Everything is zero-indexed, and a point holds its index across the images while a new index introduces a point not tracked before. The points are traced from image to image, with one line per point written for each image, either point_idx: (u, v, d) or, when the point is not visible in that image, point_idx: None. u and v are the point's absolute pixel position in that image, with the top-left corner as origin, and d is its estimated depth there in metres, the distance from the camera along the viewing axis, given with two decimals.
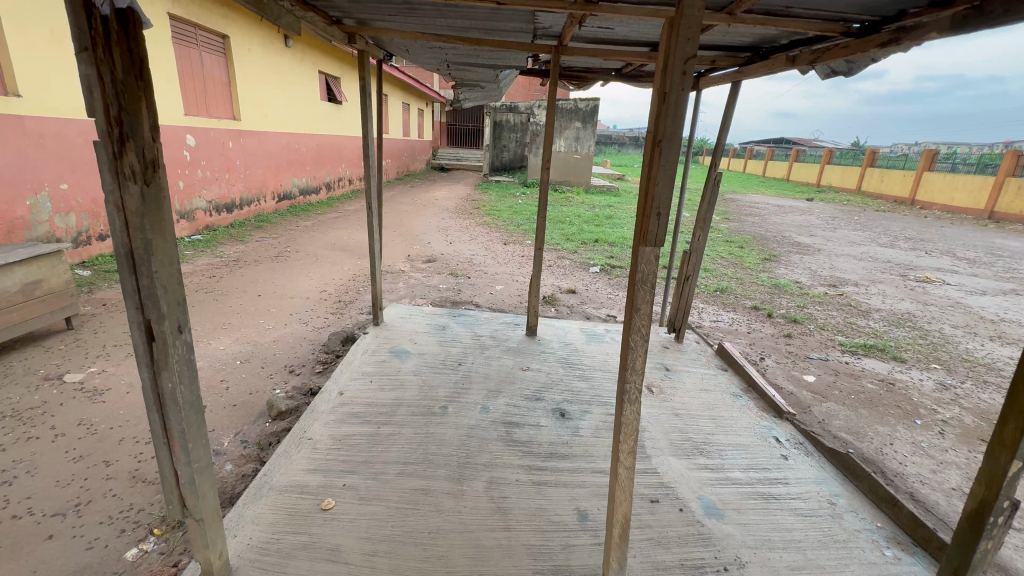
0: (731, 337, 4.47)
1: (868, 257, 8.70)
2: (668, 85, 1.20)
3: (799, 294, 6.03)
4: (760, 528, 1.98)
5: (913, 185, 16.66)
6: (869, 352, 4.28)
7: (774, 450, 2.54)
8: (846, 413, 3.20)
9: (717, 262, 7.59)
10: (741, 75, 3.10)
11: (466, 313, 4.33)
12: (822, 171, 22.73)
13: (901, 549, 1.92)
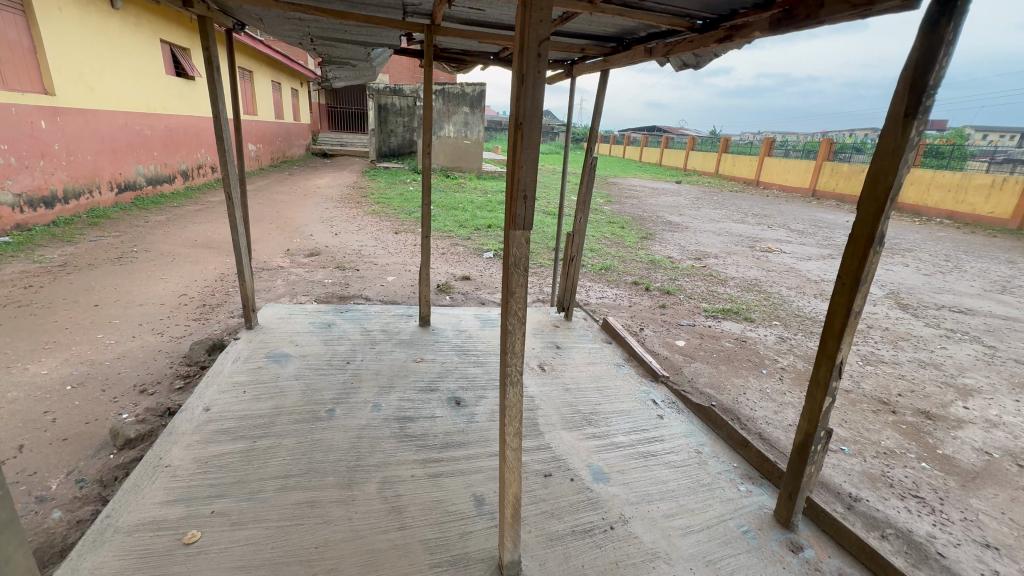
0: (615, 311, 4.82)
1: (725, 232, 9.93)
2: (525, 67, 1.20)
3: (671, 268, 6.69)
4: (640, 484, 2.16)
5: (758, 169, 19.33)
6: (726, 315, 4.90)
7: (651, 411, 2.80)
8: (710, 371, 3.63)
9: (602, 242, 8.10)
10: (607, 64, 3.28)
11: (354, 308, 4.09)
12: (688, 156, 25.34)
13: (752, 483, 2.22)
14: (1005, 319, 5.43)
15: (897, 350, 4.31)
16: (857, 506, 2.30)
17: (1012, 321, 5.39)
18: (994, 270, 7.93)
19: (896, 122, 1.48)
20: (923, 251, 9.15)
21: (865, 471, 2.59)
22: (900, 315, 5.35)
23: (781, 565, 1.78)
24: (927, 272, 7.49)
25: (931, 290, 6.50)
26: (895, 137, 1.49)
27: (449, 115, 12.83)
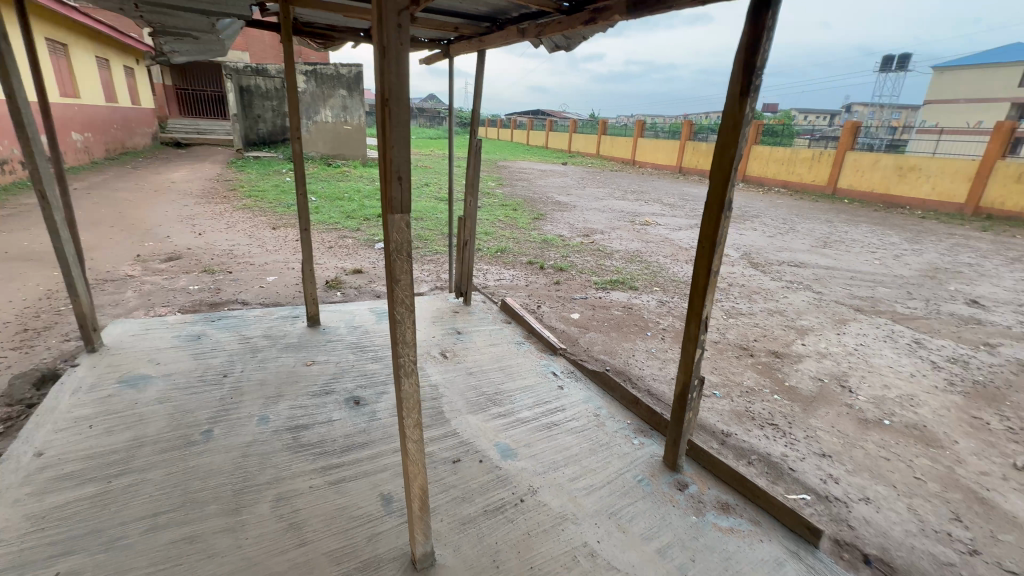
0: (512, 292, 4.92)
1: (609, 209, 10.63)
2: (385, 39, 1.12)
3: (562, 246, 6.99)
4: (547, 454, 2.25)
5: (633, 149, 20.92)
6: (614, 285, 5.28)
7: (552, 383, 2.92)
8: (603, 339, 3.88)
9: (496, 225, 8.19)
10: (483, 44, 3.26)
11: (227, 315, 3.65)
12: (572, 139, 26.56)
13: (644, 436, 2.43)
14: (827, 269, 6.58)
15: (752, 303, 5.00)
16: (729, 441, 2.65)
17: (832, 270, 6.55)
18: (818, 229, 9.54)
19: (734, 100, 1.66)
20: (767, 217, 10.68)
21: (733, 409, 2.98)
22: (753, 272, 6.21)
23: (671, 503, 1.98)
24: (770, 234, 8.77)
25: (774, 249, 7.63)
26: (734, 113, 1.67)
27: (324, 98, 11.92)
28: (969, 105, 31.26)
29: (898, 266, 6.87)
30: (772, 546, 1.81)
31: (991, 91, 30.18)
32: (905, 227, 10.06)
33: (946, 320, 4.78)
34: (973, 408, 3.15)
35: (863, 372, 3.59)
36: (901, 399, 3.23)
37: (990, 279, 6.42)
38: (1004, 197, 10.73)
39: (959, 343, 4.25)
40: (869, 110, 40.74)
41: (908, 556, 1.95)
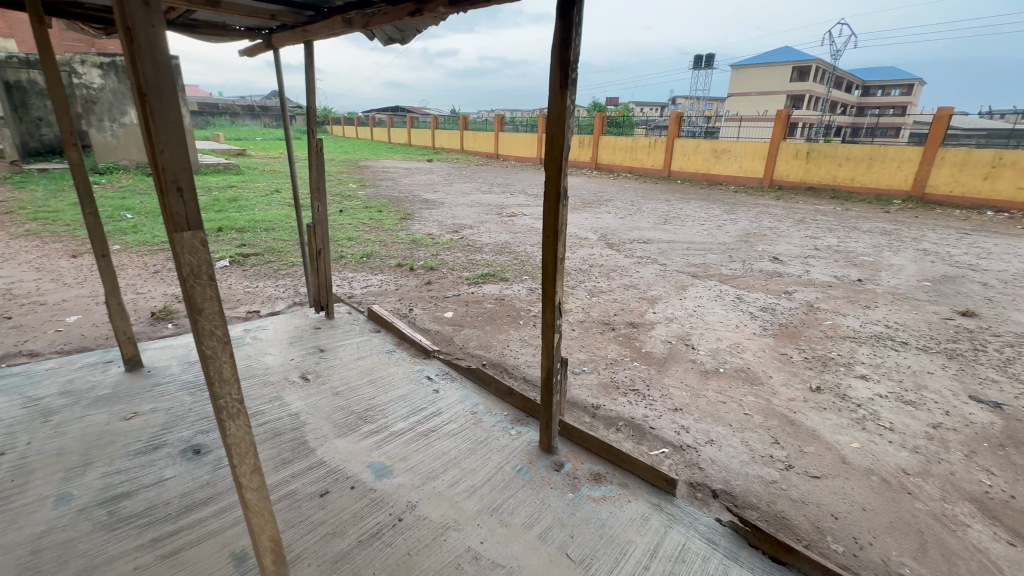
0: (381, 298, 4.68)
1: (477, 203, 10.73)
2: (130, 20, 0.92)
3: (432, 244, 6.87)
4: (424, 464, 2.16)
5: (495, 143, 21.44)
6: (486, 279, 5.33)
7: (427, 388, 2.83)
8: (478, 334, 3.89)
9: (360, 229, 7.73)
10: (308, 34, 2.99)
11: (3, 373, 2.85)
12: (435, 135, 26.29)
13: (521, 425, 2.48)
14: (669, 242, 7.46)
15: (610, 280, 5.44)
16: (598, 413, 2.84)
17: (673, 243, 7.44)
18: (659, 207, 10.78)
19: (556, 92, 1.72)
20: (618, 200, 11.77)
21: (600, 382, 3.20)
22: (610, 252, 6.77)
23: (549, 486, 2.04)
24: (622, 216, 9.67)
25: (626, 229, 8.43)
26: (558, 105, 1.73)
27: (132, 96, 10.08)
28: (759, 97, 38.05)
29: (721, 234, 8.07)
30: (639, 504, 1.97)
31: (772, 85, 37.12)
32: (724, 201, 11.88)
33: (758, 276, 5.75)
34: (781, 346, 3.82)
35: (701, 330, 4.13)
36: (731, 348, 3.78)
37: (785, 239, 7.88)
38: (789, 170, 13.26)
39: (768, 293, 5.13)
40: (689, 102, 47.30)
41: (744, 483, 2.28)
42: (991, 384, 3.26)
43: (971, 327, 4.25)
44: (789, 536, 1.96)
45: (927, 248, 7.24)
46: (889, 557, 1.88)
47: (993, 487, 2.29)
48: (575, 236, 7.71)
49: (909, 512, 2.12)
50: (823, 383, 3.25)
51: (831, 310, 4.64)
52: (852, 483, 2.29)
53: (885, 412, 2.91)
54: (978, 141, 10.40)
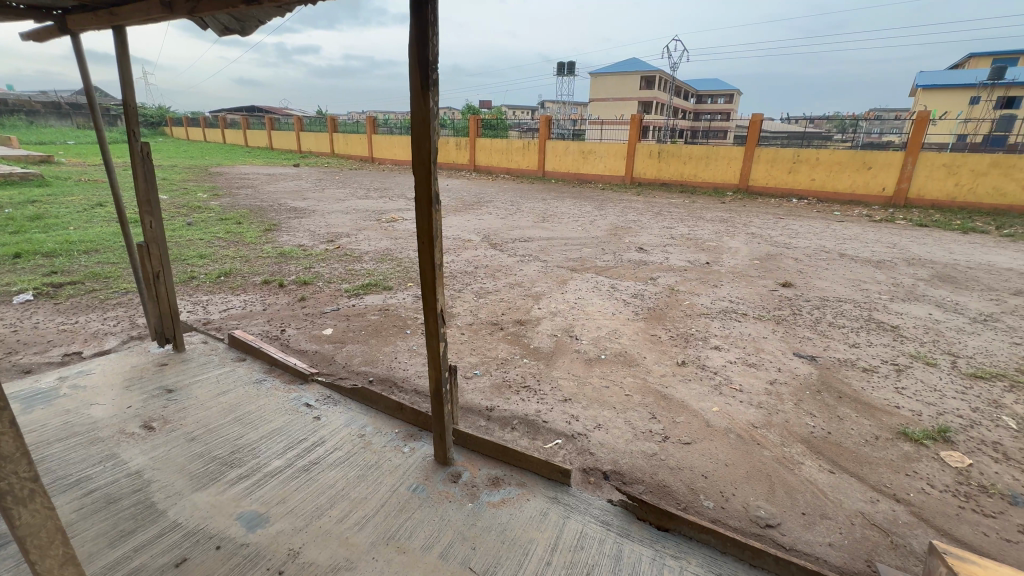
0: (245, 321, 4.15)
1: (352, 209, 10.14)
2: None
3: (304, 256, 6.30)
4: (307, 503, 1.95)
5: (369, 146, 20.51)
6: (368, 290, 5.03)
7: (307, 416, 2.56)
8: (361, 349, 3.64)
9: (215, 244, 6.80)
10: (116, 17, 2.50)
11: None
12: (300, 138, 24.31)
13: (414, 440, 2.36)
14: (548, 239, 7.82)
15: (496, 281, 5.50)
16: (493, 414, 2.85)
17: (551, 240, 7.81)
18: (537, 206, 11.26)
19: (417, 94, 1.63)
20: (498, 201, 12.02)
21: (493, 384, 3.20)
22: (493, 252, 6.86)
23: (447, 500, 1.97)
24: (503, 216, 9.90)
25: (507, 229, 8.62)
26: (420, 108, 1.65)
27: None
28: (616, 102, 41.89)
29: (594, 229, 8.68)
30: (537, 501, 2.00)
31: (626, 92, 41.16)
32: (594, 198, 12.82)
33: (627, 265, 6.28)
34: (650, 328, 4.21)
35: (583, 320, 4.38)
36: (609, 334, 4.07)
37: (647, 230, 8.75)
38: (645, 168, 14.78)
39: (636, 281, 5.64)
40: (556, 107, 50.34)
41: (630, 460, 2.45)
42: (807, 342, 3.96)
43: (790, 296, 5.13)
44: (671, 503, 2.15)
45: (755, 232, 8.59)
46: (748, 503, 2.16)
47: (815, 427, 2.77)
48: (458, 239, 7.69)
49: (759, 460, 2.47)
50: (687, 357, 3.65)
51: (687, 291, 5.26)
52: (716, 443, 2.60)
53: (736, 376, 3.36)
54: (782, 141, 12.61)
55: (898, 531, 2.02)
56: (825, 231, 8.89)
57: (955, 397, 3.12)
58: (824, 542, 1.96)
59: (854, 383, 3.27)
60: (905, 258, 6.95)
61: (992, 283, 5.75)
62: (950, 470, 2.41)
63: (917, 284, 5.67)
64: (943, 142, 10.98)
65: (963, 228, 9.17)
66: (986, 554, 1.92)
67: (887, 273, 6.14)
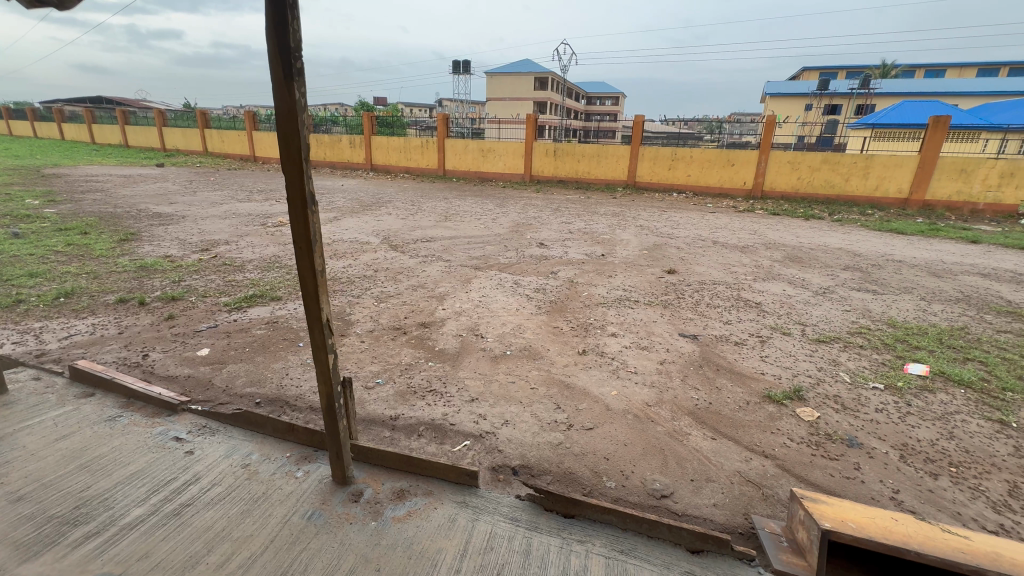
0: (95, 348, 3.53)
1: (232, 214, 9.13)
2: None
3: (171, 269, 5.53)
4: (179, 552, 1.70)
5: (249, 144, 18.66)
6: (252, 302, 4.55)
7: (177, 452, 2.24)
8: (245, 368, 3.27)
9: (51, 260, 5.69)
10: None
11: None
12: (163, 134, 21.38)
13: (308, 463, 2.17)
14: (450, 238, 7.73)
15: (397, 284, 5.30)
16: (398, 423, 2.73)
17: (454, 239, 7.72)
18: (439, 205, 11.10)
19: (280, 85, 1.46)
20: (398, 201, 11.62)
21: (397, 391, 3.07)
22: (394, 255, 6.61)
23: (347, 523, 1.83)
24: (404, 217, 9.60)
25: (408, 229, 8.37)
26: (285, 100, 1.48)
27: None
28: (512, 101, 42.80)
29: (496, 227, 8.76)
30: (445, 508, 1.95)
31: (521, 93, 42.22)
32: (495, 196, 12.95)
33: (529, 261, 6.43)
34: (553, 321, 4.34)
35: (488, 318, 4.38)
36: (514, 330, 4.12)
37: (547, 226, 9.05)
38: (543, 166, 15.28)
39: (538, 276, 5.79)
40: (453, 105, 50.18)
41: (537, 452, 2.50)
42: (690, 322, 4.36)
43: (674, 281, 5.63)
44: (577, 489, 2.22)
45: (643, 224, 9.30)
46: (645, 478, 2.31)
47: (699, 399, 3.05)
48: (355, 242, 7.29)
49: (653, 436, 2.66)
50: (587, 346, 3.83)
51: (586, 283, 5.52)
52: (615, 425, 2.75)
53: (631, 360, 3.59)
54: (663, 140, 13.80)
55: (768, 484, 2.30)
56: (701, 221, 9.90)
57: (805, 360, 3.64)
58: (709, 504, 2.16)
59: (728, 356, 3.67)
60: (764, 242, 7.99)
61: (829, 261, 6.84)
62: (804, 424, 2.80)
63: (773, 265, 6.54)
64: (787, 142, 12.81)
65: (806, 216, 10.75)
66: (833, 492, 2.26)
67: (751, 257, 7.01)
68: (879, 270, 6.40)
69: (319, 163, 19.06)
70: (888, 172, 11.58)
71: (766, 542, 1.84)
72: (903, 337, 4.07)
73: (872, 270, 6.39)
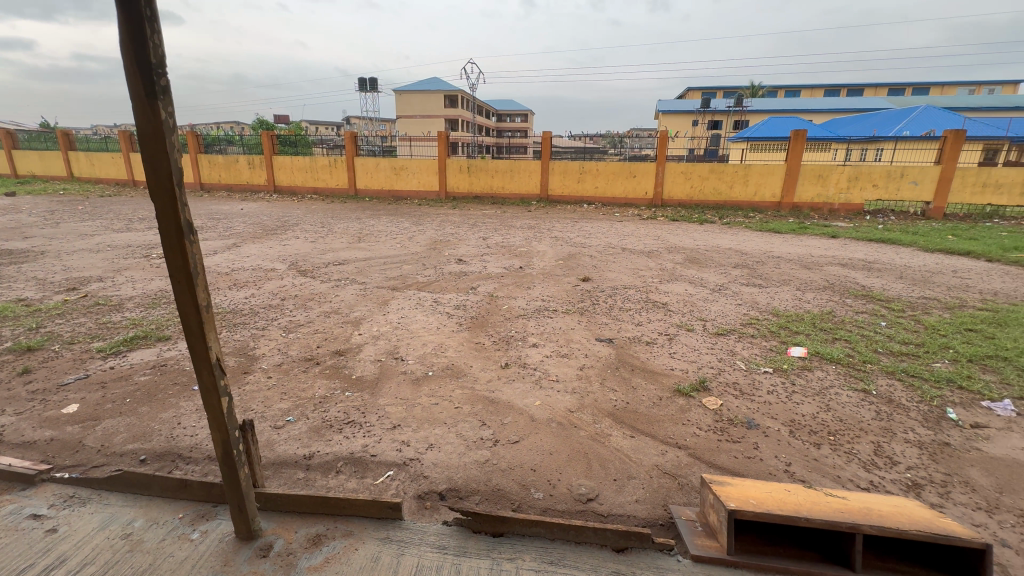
0: None
1: (106, 246, 8.05)
2: None
3: (27, 314, 4.73)
4: None
5: (127, 167, 16.69)
6: (132, 345, 4.00)
7: (33, 532, 1.89)
8: (125, 422, 2.86)
9: None
10: None
11: None
12: (13, 158, 18.45)
13: (206, 520, 1.93)
14: (365, 259, 7.44)
15: (308, 311, 4.97)
16: (313, 461, 2.53)
17: (369, 260, 7.45)
18: (351, 226, 10.69)
19: (139, 104, 1.31)
20: (306, 224, 10.98)
21: (310, 427, 2.85)
22: (303, 280, 6.21)
23: None
24: (313, 240, 9.09)
25: (318, 253, 7.93)
26: (147, 120, 1.33)
27: None
28: (423, 119, 42.64)
29: (413, 245, 8.60)
30: (367, 548, 1.83)
31: (432, 110, 42.24)
32: (411, 214, 12.72)
33: (448, 278, 6.38)
34: (474, 336, 4.33)
35: (407, 339, 4.26)
36: (435, 350, 4.04)
37: (465, 241, 9.06)
38: (458, 183, 15.33)
39: (458, 292, 5.75)
40: (361, 122, 48.85)
41: (464, 472, 2.45)
42: (605, 327, 4.57)
43: (589, 289, 5.88)
44: (505, 506, 2.21)
45: (557, 236, 9.65)
46: (571, 484, 2.36)
47: (617, 400, 3.19)
48: (258, 270, 6.75)
49: (577, 441, 2.73)
50: (510, 359, 3.85)
51: (505, 296, 5.58)
52: (540, 435, 2.79)
53: (552, 368, 3.67)
54: (571, 155, 14.52)
55: (682, 474, 2.45)
56: (610, 230, 10.48)
57: (707, 352, 3.97)
58: (631, 500, 2.25)
59: (640, 356, 3.89)
60: (666, 247, 8.65)
61: (722, 260, 7.55)
62: (709, 412, 3.04)
63: (676, 267, 7.09)
64: (680, 154, 14.07)
65: (701, 220, 11.81)
66: (736, 472, 2.47)
67: (656, 261, 7.54)
68: (763, 266, 7.18)
69: (214, 186, 17.51)
70: (764, 180, 13.14)
71: (683, 530, 1.95)
72: (784, 324, 4.60)
73: (756, 266, 7.16)
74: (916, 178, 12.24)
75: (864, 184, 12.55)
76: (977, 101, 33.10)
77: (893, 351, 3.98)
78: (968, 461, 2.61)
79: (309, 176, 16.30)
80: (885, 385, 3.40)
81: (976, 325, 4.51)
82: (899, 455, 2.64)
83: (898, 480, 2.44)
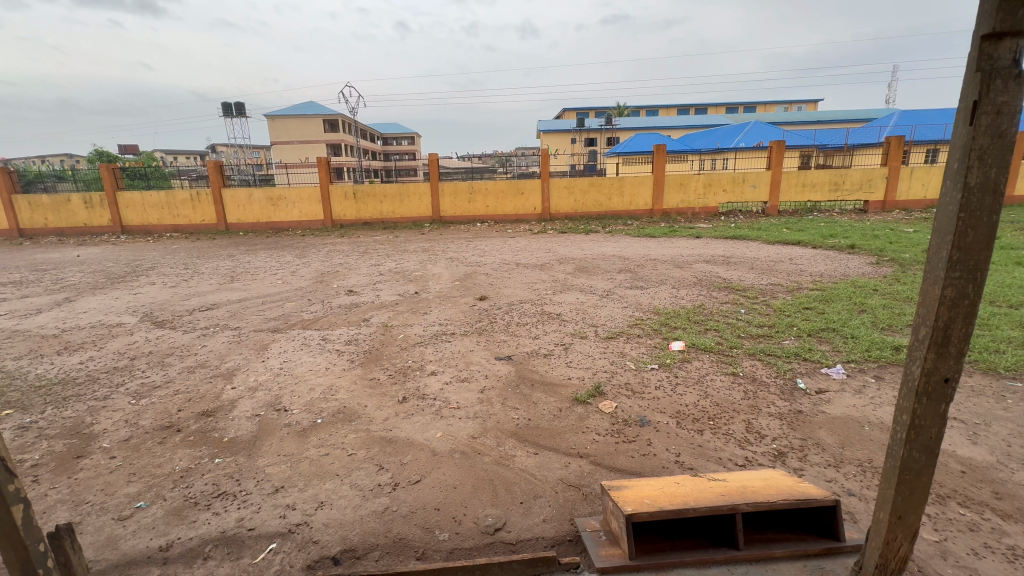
0: None
1: None
2: None
3: None
4: None
5: None
6: None
7: None
8: None
9: None
10: None
11: None
12: None
13: None
14: (240, 301, 6.69)
15: (166, 369, 4.27)
16: (173, 552, 2.13)
17: (244, 301, 6.69)
18: (223, 264, 9.61)
19: None
20: (165, 266, 9.63)
21: (167, 510, 2.40)
22: (160, 333, 5.38)
23: None
24: (174, 284, 7.96)
25: (180, 299, 6.96)
26: None
27: None
28: (301, 145, 40.21)
29: (296, 280, 7.94)
30: None
31: (310, 135, 40.06)
32: (293, 246, 11.79)
33: (337, 312, 5.95)
34: (368, 373, 4.05)
35: (292, 386, 3.85)
36: (324, 394, 3.69)
37: (355, 271, 8.58)
38: (344, 210, 14.62)
39: (349, 326, 5.38)
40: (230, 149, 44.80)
41: (361, 527, 2.23)
42: (504, 345, 4.57)
43: (486, 307, 5.88)
44: (407, 556, 2.04)
45: (451, 256, 9.58)
46: (477, 516, 2.26)
47: (519, 418, 3.18)
48: (99, 326, 5.68)
49: (480, 469, 2.64)
50: (407, 392, 3.65)
51: (400, 325, 5.35)
52: (443, 469, 2.65)
53: (453, 396, 3.55)
54: (461, 176, 14.68)
55: (586, 483, 2.48)
56: (504, 246, 10.71)
57: (600, 357, 4.15)
58: (539, 521, 2.22)
59: (540, 369, 3.94)
60: (557, 258, 9.04)
61: (607, 267, 8.06)
62: (606, 416, 3.15)
63: (567, 277, 7.39)
64: (562, 170, 14.95)
65: (587, 231, 12.54)
66: (634, 472, 2.56)
67: (548, 272, 7.81)
68: (643, 268, 7.80)
69: (38, 231, 14.66)
70: (637, 190, 14.41)
71: (588, 542, 1.95)
72: (665, 321, 4.99)
73: (637, 269, 7.76)
74: (754, 182, 14.30)
75: (716, 189, 14.40)
76: (790, 117, 40.17)
77: (752, 334, 4.52)
78: (817, 424, 3.01)
79: (167, 215, 14.40)
80: (749, 366, 3.83)
81: (811, 304, 5.30)
82: (766, 429, 2.96)
83: (767, 452, 2.73)
